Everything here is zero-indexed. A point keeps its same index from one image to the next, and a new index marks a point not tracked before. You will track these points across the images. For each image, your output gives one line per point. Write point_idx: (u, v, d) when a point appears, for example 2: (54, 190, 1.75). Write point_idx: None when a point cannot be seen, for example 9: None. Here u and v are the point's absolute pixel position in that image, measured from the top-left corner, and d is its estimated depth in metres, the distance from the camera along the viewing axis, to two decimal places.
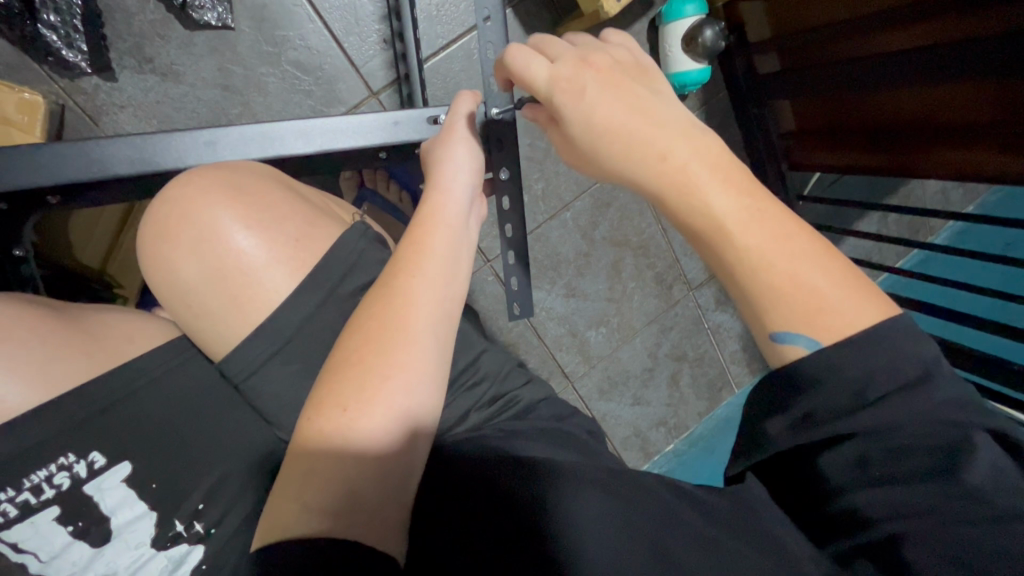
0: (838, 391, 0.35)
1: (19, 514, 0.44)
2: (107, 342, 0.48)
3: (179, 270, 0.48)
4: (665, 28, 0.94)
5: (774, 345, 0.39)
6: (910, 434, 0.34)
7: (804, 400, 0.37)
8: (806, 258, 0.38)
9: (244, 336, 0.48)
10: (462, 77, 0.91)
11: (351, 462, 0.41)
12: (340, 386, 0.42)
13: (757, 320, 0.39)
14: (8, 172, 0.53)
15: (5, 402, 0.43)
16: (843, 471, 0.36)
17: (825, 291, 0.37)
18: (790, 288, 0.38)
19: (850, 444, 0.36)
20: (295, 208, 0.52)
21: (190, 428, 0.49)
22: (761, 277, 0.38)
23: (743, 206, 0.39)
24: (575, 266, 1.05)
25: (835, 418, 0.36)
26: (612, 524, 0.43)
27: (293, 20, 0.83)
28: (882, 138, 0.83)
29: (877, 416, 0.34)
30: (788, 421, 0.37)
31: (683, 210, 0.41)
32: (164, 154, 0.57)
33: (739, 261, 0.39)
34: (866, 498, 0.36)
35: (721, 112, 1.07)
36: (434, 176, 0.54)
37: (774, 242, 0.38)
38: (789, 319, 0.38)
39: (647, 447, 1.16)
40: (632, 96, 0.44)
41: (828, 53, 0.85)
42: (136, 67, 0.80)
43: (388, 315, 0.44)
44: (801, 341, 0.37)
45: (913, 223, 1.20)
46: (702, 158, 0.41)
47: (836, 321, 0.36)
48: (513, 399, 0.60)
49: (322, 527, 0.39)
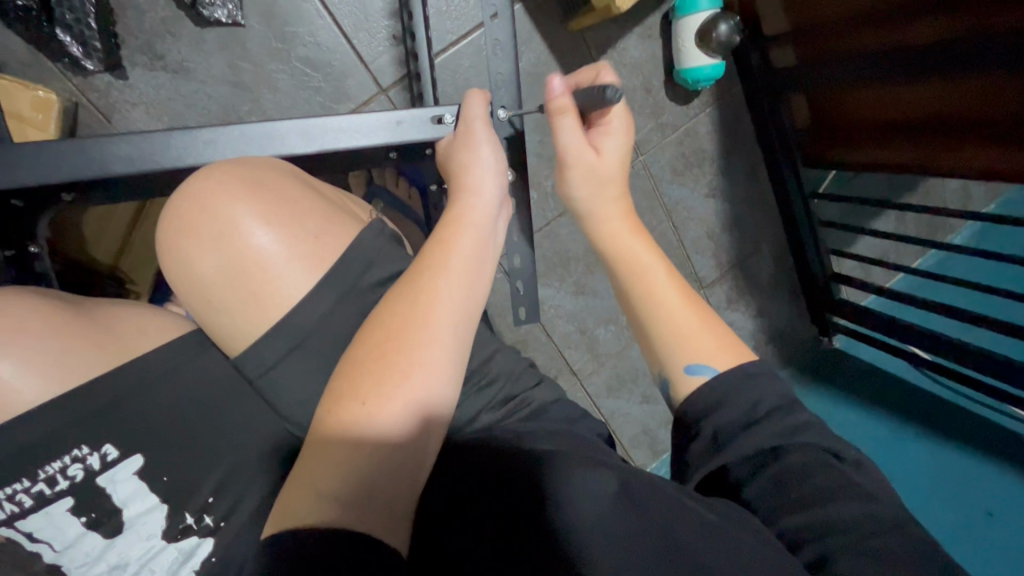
0: (731, 415, 0.47)
1: (34, 504, 0.45)
2: (118, 335, 0.49)
3: (200, 263, 0.48)
4: (679, 22, 0.93)
5: (684, 379, 0.52)
6: (796, 452, 0.45)
7: (712, 424, 0.48)
8: (696, 314, 0.54)
9: (262, 333, 0.48)
10: (472, 73, 0.91)
11: (368, 451, 0.41)
12: (361, 378, 0.42)
13: (673, 360, 0.53)
14: (13, 169, 0.54)
15: (20, 394, 0.44)
16: (761, 493, 0.44)
17: (716, 341, 0.53)
18: (687, 335, 0.53)
19: (760, 467, 0.45)
20: (316, 206, 0.52)
21: (202, 423, 0.50)
22: (671, 324, 0.54)
23: (660, 271, 0.56)
24: (584, 264, 1.04)
25: (738, 438, 0.46)
26: (620, 523, 0.43)
27: (303, 16, 0.83)
28: (904, 132, 0.81)
29: (770, 433, 0.45)
30: (706, 446, 0.47)
31: (624, 262, 0.57)
32: (164, 152, 0.57)
33: (659, 308, 0.54)
34: (792, 521, 0.42)
35: (735, 108, 1.06)
36: (460, 176, 0.56)
37: (678, 299, 0.55)
38: (693, 357, 0.52)
39: (655, 446, 1.15)
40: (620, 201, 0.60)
41: (843, 48, 0.83)
42: (147, 64, 0.80)
43: (412, 313, 0.44)
44: (702, 373, 0.51)
45: (932, 223, 1.18)
46: (637, 234, 0.59)
47: (722, 357, 0.51)
48: (524, 401, 0.60)
49: (337, 516, 0.39)
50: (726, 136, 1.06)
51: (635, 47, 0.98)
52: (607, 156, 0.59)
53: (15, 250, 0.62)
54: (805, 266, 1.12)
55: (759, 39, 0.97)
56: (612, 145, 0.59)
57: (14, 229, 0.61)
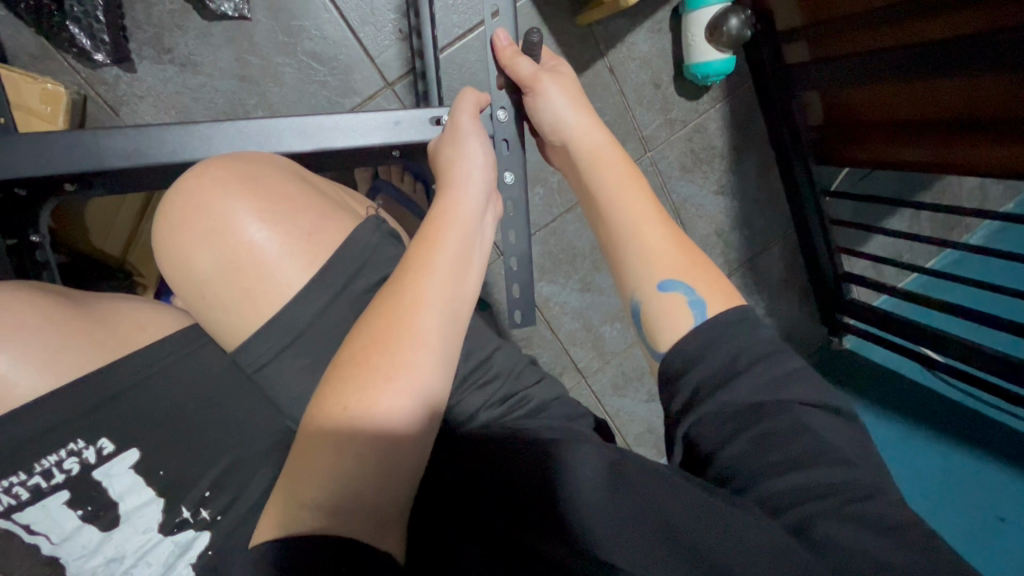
0: (711, 366, 0.45)
1: (32, 497, 0.44)
2: (116, 329, 0.48)
3: (194, 259, 0.48)
4: (688, 16, 0.91)
5: (661, 294, 0.51)
6: (777, 412, 0.42)
7: (692, 379, 0.45)
8: (674, 238, 0.54)
9: (256, 328, 0.48)
10: (478, 68, 0.90)
11: (350, 460, 0.40)
12: (343, 383, 0.41)
13: (646, 277, 0.52)
14: (12, 162, 0.54)
15: (16, 387, 0.43)
16: (739, 455, 0.41)
17: (686, 256, 0.53)
18: (662, 252, 0.53)
19: (741, 428, 0.42)
20: (311, 201, 0.51)
21: (197, 419, 0.50)
22: (649, 240, 0.53)
23: (639, 190, 0.56)
24: (590, 261, 1.03)
25: (718, 392, 0.44)
26: (602, 504, 0.42)
27: (309, 10, 0.83)
28: (918, 130, 0.79)
29: (747, 388, 0.43)
30: (684, 401, 0.45)
31: (602, 184, 0.57)
32: (160, 146, 0.57)
33: (638, 222, 0.54)
34: (771, 484, 0.40)
35: (745, 104, 1.04)
36: (448, 174, 0.56)
37: (658, 217, 0.55)
38: (671, 273, 0.51)
39: (660, 444, 1.15)
40: (573, 96, 0.61)
41: (860, 44, 0.81)
42: (155, 58, 0.80)
43: (397, 314, 0.44)
44: (680, 288, 0.50)
45: (947, 222, 1.15)
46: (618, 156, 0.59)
47: (696, 274, 0.51)
48: (524, 399, 0.59)
49: (321, 525, 0.39)
50: (736, 132, 1.04)
51: (644, 41, 0.96)
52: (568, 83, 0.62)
53: (17, 240, 0.64)
54: (816, 267, 1.10)
55: (773, 34, 0.95)
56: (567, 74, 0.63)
57: (18, 217, 0.63)
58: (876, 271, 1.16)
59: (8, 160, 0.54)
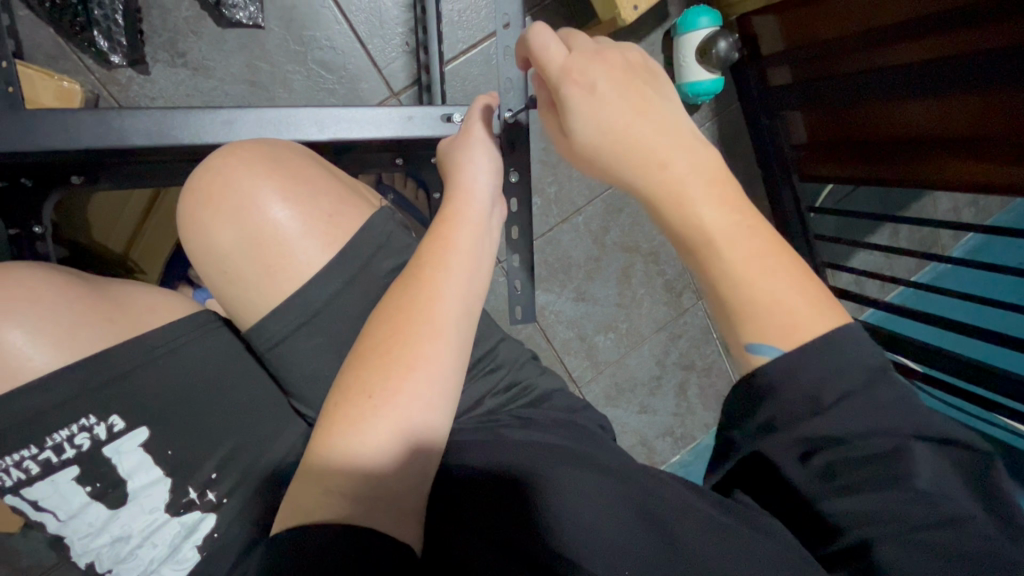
0: (793, 401, 0.38)
1: (41, 471, 0.45)
2: (129, 309, 0.49)
3: (218, 236, 0.49)
4: (681, 39, 0.97)
5: (748, 356, 0.42)
6: (863, 444, 0.37)
7: (766, 410, 0.39)
8: (780, 280, 0.42)
9: (276, 305, 0.49)
10: (480, 81, 0.94)
11: (373, 450, 0.42)
12: (369, 372, 0.43)
13: (734, 334, 0.43)
14: (32, 137, 0.55)
15: (32, 361, 0.44)
16: (808, 477, 0.40)
17: (802, 313, 0.41)
18: (767, 306, 0.41)
19: (814, 455, 0.39)
20: (331, 186, 0.53)
21: (206, 402, 0.50)
22: (739, 297, 0.42)
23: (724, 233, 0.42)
24: (586, 270, 1.06)
25: (795, 426, 0.38)
26: (615, 515, 0.44)
27: (320, 21, 0.86)
28: (895, 149, 0.82)
29: (832, 425, 0.37)
30: (755, 430, 0.40)
31: (675, 236, 0.45)
32: (181, 128, 0.59)
33: (727, 272, 0.42)
34: (835, 506, 0.39)
35: (733, 122, 1.09)
36: (454, 179, 0.55)
37: (752, 266, 0.42)
38: (764, 333, 0.41)
39: (653, 457, 1.14)
40: (630, 119, 0.45)
41: (840, 66, 0.86)
42: (168, 61, 0.83)
43: (415, 309, 0.46)
44: (766, 351, 0.41)
45: (926, 237, 1.20)
46: (703, 185, 0.43)
47: (808, 338, 0.40)
48: (527, 387, 0.61)
49: (342, 512, 0.39)
50: (724, 149, 1.10)
51: None
52: (585, 124, 0.46)
53: (19, 230, 0.64)
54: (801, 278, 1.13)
55: (757, 58, 1.02)
56: (580, 104, 0.45)
57: (17, 209, 0.64)
58: (859, 284, 1.20)
59: (28, 142, 0.55)
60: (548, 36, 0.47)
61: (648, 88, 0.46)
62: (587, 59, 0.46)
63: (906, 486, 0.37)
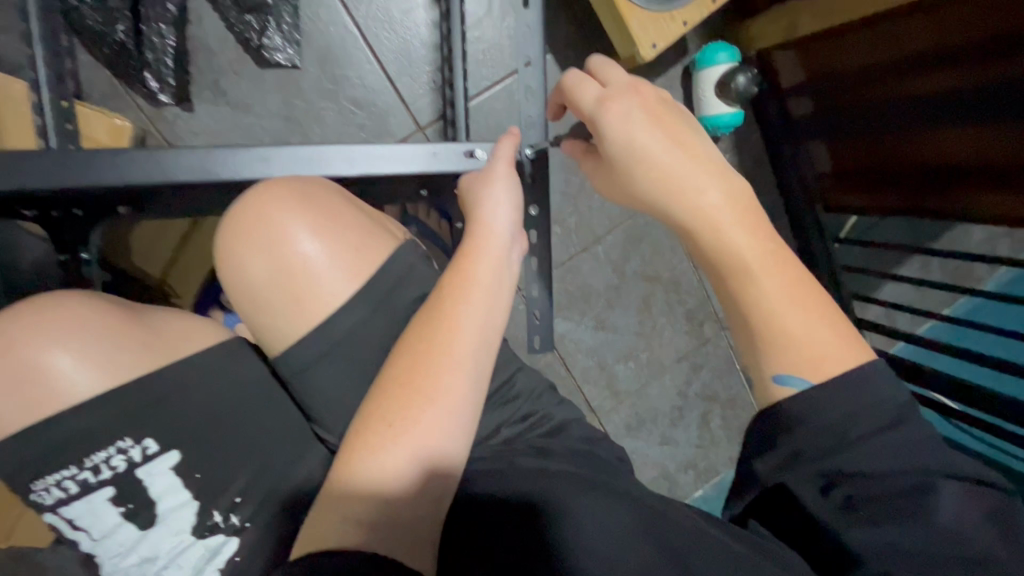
0: (821, 432, 0.40)
1: (79, 491, 0.48)
2: (166, 336, 0.51)
3: (252, 268, 0.52)
4: (699, 74, 0.98)
5: (774, 387, 0.43)
6: (887, 478, 0.39)
7: (792, 438, 0.41)
8: (809, 314, 0.43)
9: (303, 334, 0.51)
10: (503, 115, 0.97)
11: (390, 478, 0.43)
12: (389, 401, 0.44)
13: (760, 365, 0.44)
14: (87, 173, 0.59)
15: (76, 385, 0.47)
16: (826, 507, 0.40)
17: (829, 347, 0.42)
18: (796, 339, 0.43)
19: (834, 485, 0.40)
20: (358, 220, 0.56)
21: (234, 427, 0.52)
22: (770, 328, 0.43)
23: (757, 267, 0.44)
24: (605, 299, 1.06)
25: (821, 457, 0.40)
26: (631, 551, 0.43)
27: (352, 61, 0.91)
28: (922, 181, 0.81)
29: (858, 457, 0.39)
30: (780, 460, 0.42)
31: (708, 264, 0.46)
32: (221, 164, 0.63)
33: (759, 303, 0.44)
34: (851, 539, 0.39)
35: (754, 153, 1.10)
36: (474, 213, 0.57)
37: (784, 299, 0.43)
38: (793, 366, 0.42)
39: (675, 491, 1.11)
40: (664, 148, 0.46)
41: (864, 97, 0.86)
42: (211, 100, 0.88)
43: (434, 340, 0.47)
44: (795, 383, 0.42)
45: (958, 269, 1.17)
46: (740, 218, 0.45)
47: (835, 372, 0.41)
48: (545, 417, 0.61)
49: (357, 539, 0.40)
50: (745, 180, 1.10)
51: None
52: (615, 154, 0.47)
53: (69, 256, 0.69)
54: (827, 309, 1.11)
55: (778, 90, 1.02)
56: (612, 134, 0.47)
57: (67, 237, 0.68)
58: (889, 317, 1.17)
59: (83, 177, 0.59)
60: (582, 79, 0.49)
61: (676, 122, 0.48)
62: (619, 94, 0.48)
63: (926, 523, 0.37)
